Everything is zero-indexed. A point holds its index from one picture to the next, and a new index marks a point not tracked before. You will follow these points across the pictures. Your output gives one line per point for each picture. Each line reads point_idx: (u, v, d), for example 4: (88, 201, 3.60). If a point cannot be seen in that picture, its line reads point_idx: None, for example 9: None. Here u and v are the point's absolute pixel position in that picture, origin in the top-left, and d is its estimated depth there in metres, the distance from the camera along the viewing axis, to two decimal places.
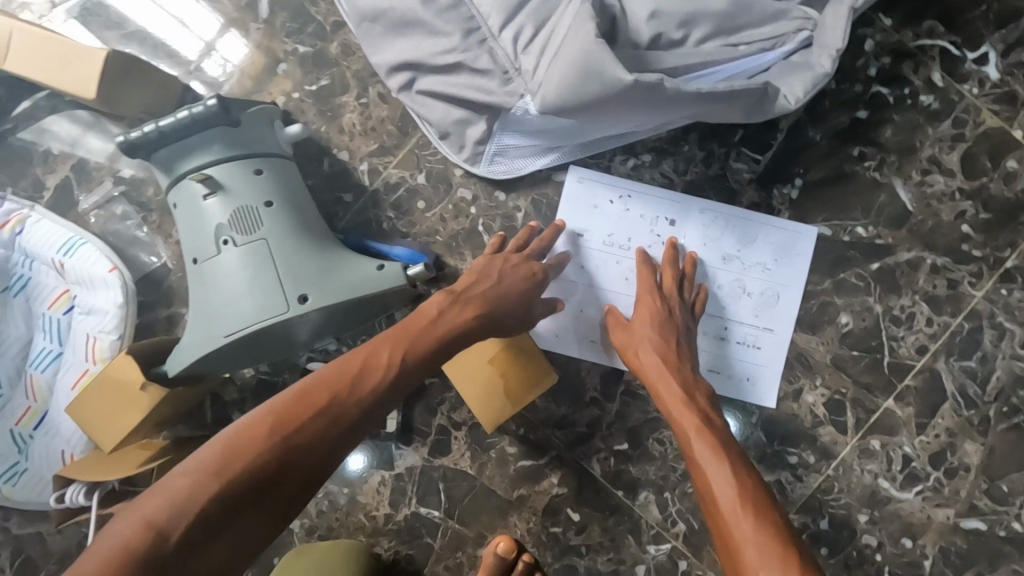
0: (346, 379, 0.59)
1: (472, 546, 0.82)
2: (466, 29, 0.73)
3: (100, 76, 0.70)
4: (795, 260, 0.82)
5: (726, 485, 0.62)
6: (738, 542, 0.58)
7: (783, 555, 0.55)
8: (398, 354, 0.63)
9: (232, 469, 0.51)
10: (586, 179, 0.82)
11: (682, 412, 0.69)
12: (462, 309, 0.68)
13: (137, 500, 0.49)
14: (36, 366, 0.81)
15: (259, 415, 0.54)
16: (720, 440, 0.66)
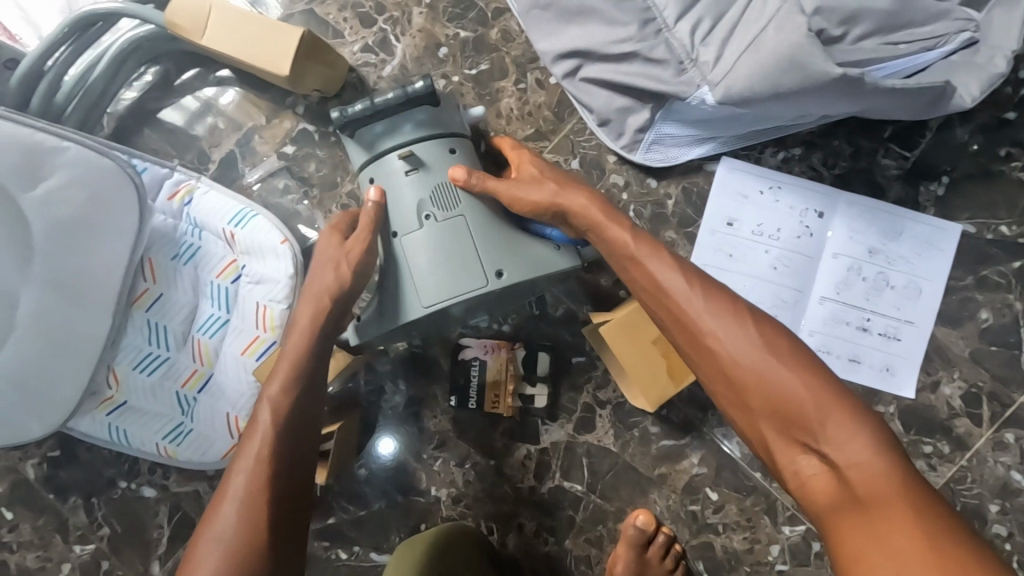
0: (284, 382, 0.69)
1: (612, 520, 0.85)
2: (643, 19, 0.76)
3: (294, 54, 0.76)
4: (939, 255, 0.84)
5: (742, 343, 0.60)
6: (770, 389, 0.58)
7: (820, 391, 0.57)
8: (279, 376, 0.70)
9: (256, 468, 0.65)
10: (736, 170, 0.84)
11: (651, 273, 0.66)
12: (306, 313, 0.72)
13: (210, 509, 0.64)
14: (202, 332, 0.84)
15: (257, 428, 0.67)
16: (711, 297, 0.63)
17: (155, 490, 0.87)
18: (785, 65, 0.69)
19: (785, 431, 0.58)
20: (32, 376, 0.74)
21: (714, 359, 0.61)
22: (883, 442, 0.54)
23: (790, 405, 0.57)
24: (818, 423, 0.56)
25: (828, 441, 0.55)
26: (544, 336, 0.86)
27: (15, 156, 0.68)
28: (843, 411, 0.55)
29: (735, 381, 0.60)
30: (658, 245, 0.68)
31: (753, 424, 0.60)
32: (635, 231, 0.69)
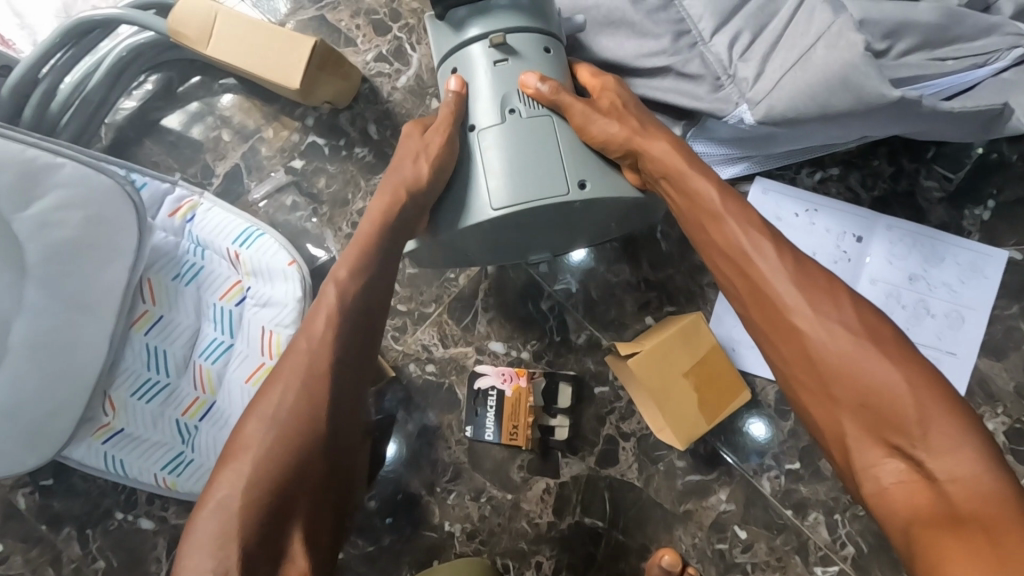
0: (330, 315, 0.63)
1: (634, 558, 0.80)
2: (677, 32, 0.72)
3: (305, 67, 0.73)
4: (983, 282, 0.79)
5: (831, 324, 0.54)
6: (862, 375, 0.52)
7: (920, 385, 0.50)
8: (333, 286, 0.64)
9: (284, 427, 0.58)
10: (770, 191, 0.80)
11: (731, 236, 0.61)
12: (365, 229, 0.67)
13: (218, 468, 0.57)
14: (204, 357, 0.80)
15: (285, 371, 0.61)
16: (799, 270, 0.58)
17: (154, 522, 0.83)
18: (833, 85, 0.66)
19: (868, 425, 0.51)
20: (28, 406, 0.69)
21: (795, 336, 0.55)
22: (988, 455, 0.47)
23: (881, 395, 0.51)
24: (912, 420, 0.49)
25: (922, 444, 0.49)
26: (565, 363, 0.82)
27: (10, 175, 0.63)
28: (945, 414, 0.49)
29: (817, 364, 0.54)
30: (747, 210, 0.62)
31: (830, 412, 0.53)
32: (722, 191, 0.64)
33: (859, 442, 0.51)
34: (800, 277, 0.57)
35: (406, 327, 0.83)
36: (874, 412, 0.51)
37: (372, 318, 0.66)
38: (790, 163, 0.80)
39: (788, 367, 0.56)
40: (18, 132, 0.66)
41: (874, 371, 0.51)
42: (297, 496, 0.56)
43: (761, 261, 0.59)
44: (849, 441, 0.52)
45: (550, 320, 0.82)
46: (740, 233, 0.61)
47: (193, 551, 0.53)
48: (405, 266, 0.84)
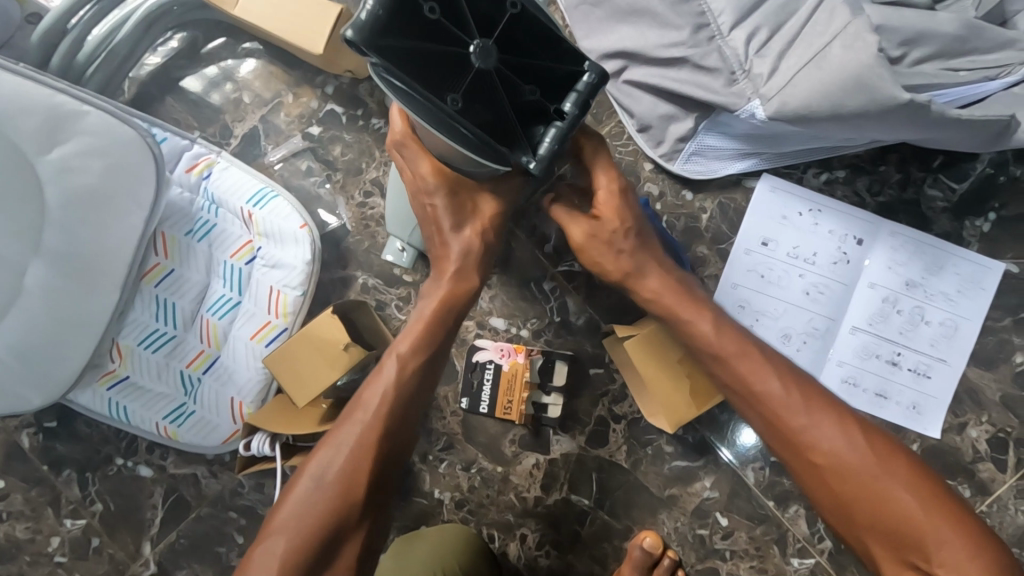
0: (384, 396, 0.65)
1: (617, 538, 0.82)
2: (698, 24, 0.74)
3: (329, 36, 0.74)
4: (978, 293, 0.80)
5: (854, 454, 0.62)
6: (878, 501, 0.61)
7: (930, 509, 0.59)
8: (396, 359, 0.67)
9: (331, 489, 0.63)
10: (777, 189, 0.82)
11: (744, 374, 0.66)
12: (428, 311, 0.68)
13: (273, 512, 0.63)
14: (212, 312, 0.82)
15: (333, 441, 0.64)
16: (817, 404, 0.65)
17: (152, 470, 0.85)
18: (847, 84, 0.68)
19: (894, 546, 0.60)
20: (37, 347, 0.72)
21: (820, 467, 0.63)
22: (990, 560, 0.57)
23: (898, 517, 0.60)
24: (924, 538, 0.59)
25: (932, 555, 0.58)
26: (563, 344, 0.84)
27: (37, 120, 0.65)
28: (950, 530, 0.58)
29: (839, 491, 0.63)
30: (748, 339, 0.68)
31: (854, 530, 0.63)
32: (720, 326, 0.68)
33: (881, 556, 0.62)
34: (805, 406, 0.64)
35: (411, 297, 0.85)
36: (895, 534, 0.60)
37: (432, 380, 0.69)
38: (799, 162, 0.81)
39: (811, 496, 0.65)
40: (46, 77, 0.68)
41: (894, 493, 0.61)
42: (344, 547, 0.63)
43: (773, 391, 0.65)
44: (873, 557, 0.62)
45: (551, 300, 0.84)
46: (762, 368, 0.66)
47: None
48: None
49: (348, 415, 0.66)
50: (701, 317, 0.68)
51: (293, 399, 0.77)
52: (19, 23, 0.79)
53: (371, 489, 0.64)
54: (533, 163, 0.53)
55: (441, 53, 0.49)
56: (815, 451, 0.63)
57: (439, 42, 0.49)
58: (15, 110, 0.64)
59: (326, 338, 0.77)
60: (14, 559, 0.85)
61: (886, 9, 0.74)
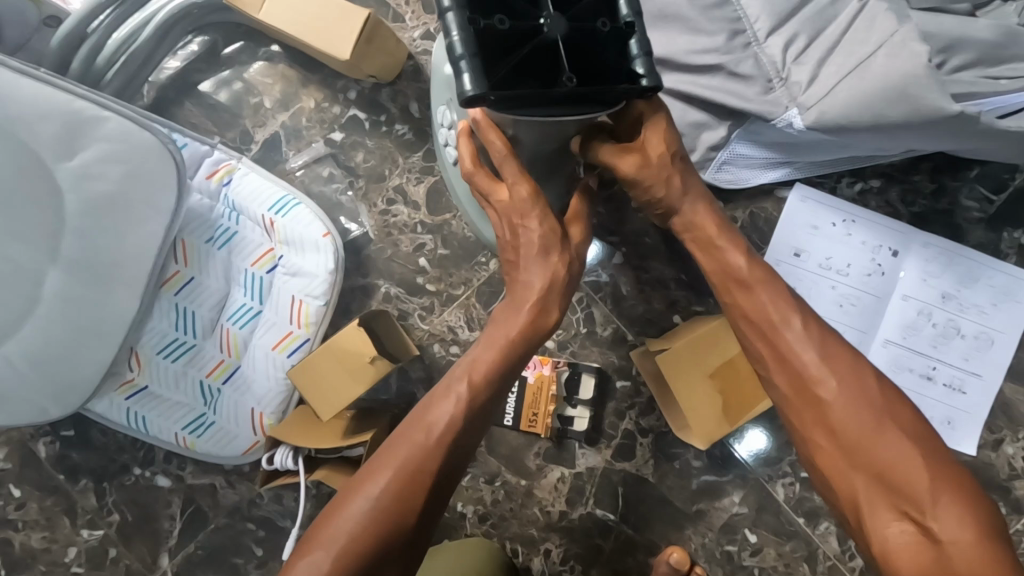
0: (453, 420, 0.57)
1: (642, 554, 0.80)
2: (732, 30, 0.72)
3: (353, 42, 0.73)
4: (1015, 306, 0.78)
5: (857, 399, 0.55)
6: (876, 447, 0.53)
7: (937, 468, 0.51)
8: (469, 378, 0.59)
9: (389, 511, 0.54)
10: (809, 199, 0.80)
11: (761, 302, 0.60)
12: (502, 334, 0.60)
13: (320, 522, 0.55)
14: (232, 321, 0.80)
15: (396, 458, 0.56)
16: (830, 346, 0.57)
17: (170, 480, 0.84)
18: (889, 94, 0.66)
19: (884, 496, 0.52)
20: (54, 356, 0.71)
21: (817, 405, 0.56)
22: (993, 534, 0.48)
23: (894, 466, 0.52)
24: (923, 492, 0.50)
25: (932, 514, 0.49)
26: (589, 355, 0.82)
27: (55, 127, 0.64)
28: (952, 491, 0.50)
29: (836, 433, 0.55)
30: (777, 281, 0.61)
31: (845, 478, 0.54)
32: (752, 259, 0.62)
33: (862, 508, 0.53)
34: (821, 343, 0.57)
35: (434, 307, 0.83)
36: (884, 484, 0.52)
37: (491, 413, 0.61)
38: (832, 171, 0.80)
39: (801, 436, 0.57)
40: (66, 82, 0.67)
41: (890, 441, 0.53)
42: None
43: (791, 325, 0.58)
44: (850, 511, 0.54)
45: (577, 311, 0.82)
46: (778, 298, 0.60)
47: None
48: (436, 246, 0.84)
49: (410, 434, 0.57)
50: (734, 249, 0.62)
51: (316, 411, 0.76)
52: (37, 26, 0.77)
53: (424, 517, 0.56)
54: (646, 81, 0.49)
55: (523, 57, 0.48)
56: (820, 384, 0.56)
57: (520, 44, 0.48)
58: (32, 117, 0.63)
59: (352, 350, 0.75)
60: (30, 569, 0.83)
61: (924, 16, 0.72)
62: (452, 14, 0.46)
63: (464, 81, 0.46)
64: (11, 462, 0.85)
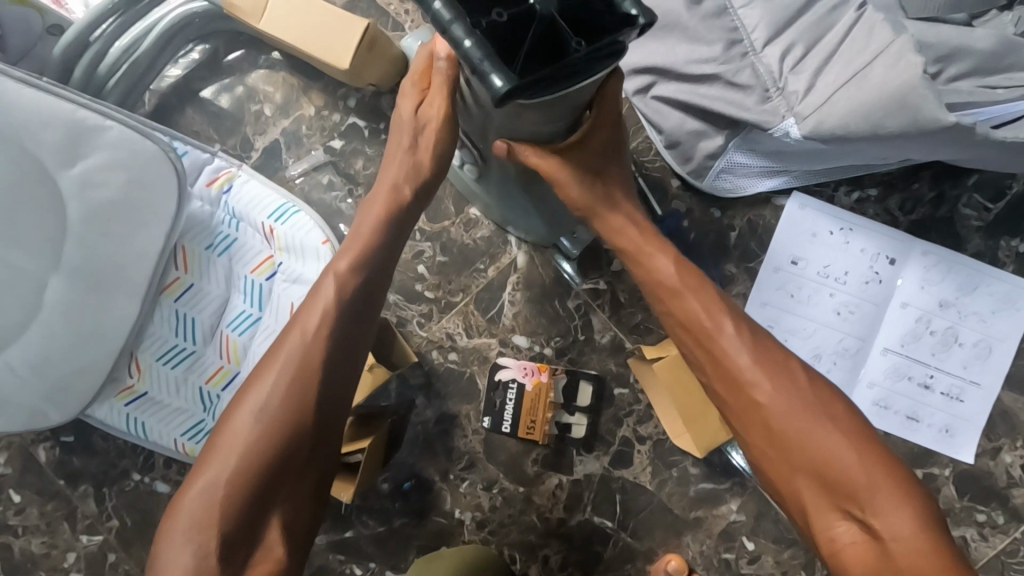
0: (325, 308, 0.62)
1: (640, 561, 0.80)
2: (730, 40, 0.72)
3: (353, 55, 0.74)
4: (1014, 314, 0.78)
5: (790, 401, 0.59)
6: (817, 447, 0.57)
7: (871, 462, 0.56)
8: (334, 276, 0.63)
9: (279, 415, 0.58)
10: (807, 207, 0.80)
11: (696, 314, 0.63)
12: (370, 224, 0.65)
13: (213, 441, 0.59)
14: (231, 327, 0.81)
15: (275, 365, 0.60)
16: (765, 353, 0.61)
17: (169, 486, 0.84)
18: (890, 103, 0.67)
19: (826, 494, 0.57)
20: (56, 362, 0.71)
21: (759, 414, 0.60)
22: (927, 519, 0.54)
23: (836, 466, 0.57)
24: (863, 490, 0.55)
25: (871, 510, 0.55)
26: (588, 362, 0.82)
27: (58, 134, 0.65)
28: (889, 483, 0.55)
29: (778, 438, 0.59)
30: (703, 284, 0.64)
31: (789, 480, 0.59)
32: (681, 265, 0.65)
33: (811, 511, 0.58)
34: (744, 344, 0.61)
35: (433, 314, 0.84)
36: (822, 485, 0.57)
37: (369, 311, 0.65)
38: (830, 179, 0.80)
39: (744, 440, 0.62)
40: (68, 90, 0.67)
41: (827, 439, 0.57)
42: (288, 485, 0.59)
43: (719, 329, 0.62)
44: (801, 512, 0.59)
45: (575, 318, 0.83)
46: (705, 303, 0.63)
47: (185, 525, 0.55)
48: (435, 253, 0.84)
49: (280, 346, 0.61)
50: (665, 253, 0.65)
51: None
52: (40, 34, 0.78)
53: (319, 419, 0.60)
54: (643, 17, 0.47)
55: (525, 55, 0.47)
56: (752, 390, 0.60)
57: (525, 36, 0.47)
58: (34, 126, 0.64)
59: None
60: None
61: (921, 26, 0.72)
62: (455, 24, 0.46)
63: (491, 80, 0.46)
64: (12, 467, 0.85)
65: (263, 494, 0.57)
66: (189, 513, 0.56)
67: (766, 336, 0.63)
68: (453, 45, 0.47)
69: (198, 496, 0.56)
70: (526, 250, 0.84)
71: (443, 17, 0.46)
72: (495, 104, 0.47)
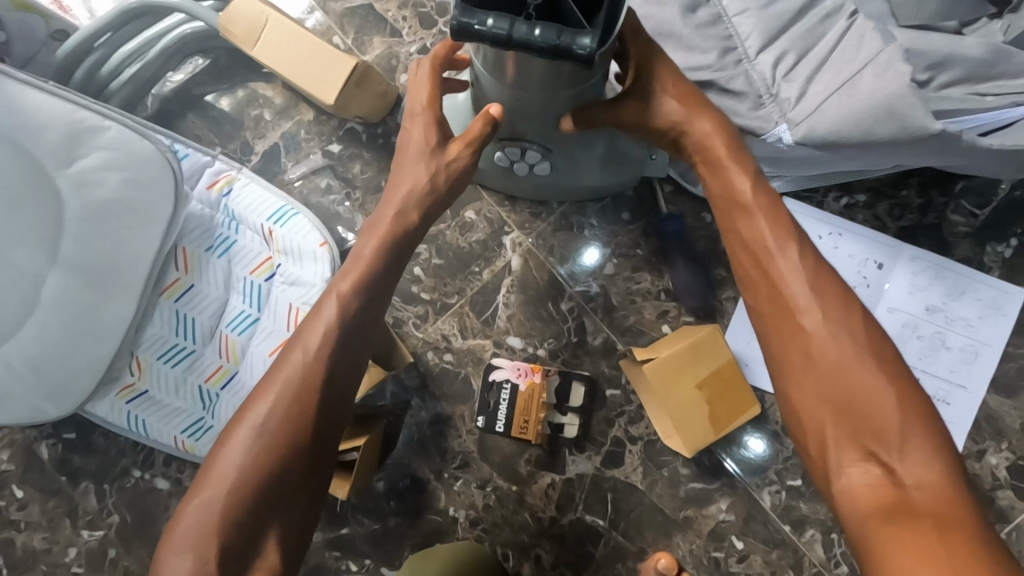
0: (328, 326, 0.62)
1: (631, 560, 0.82)
2: (724, 48, 0.74)
3: (340, 89, 0.76)
4: (1000, 319, 0.79)
5: (838, 334, 0.54)
6: (855, 379, 0.53)
7: (910, 410, 0.51)
8: (335, 299, 0.63)
9: (276, 437, 0.58)
10: (797, 212, 0.82)
11: (758, 229, 0.60)
12: (369, 248, 0.65)
13: (209, 464, 0.58)
14: (230, 328, 0.82)
15: (275, 386, 0.60)
16: (823, 279, 0.56)
17: (168, 483, 0.85)
18: (876, 110, 0.68)
19: (851, 431, 0.52)
20: (52, 358, 0.73)
21: (801, 337, 0.56)
22: (956, 475, 0.49)
23: (869, 403, 0.52)
24: (893, 431, 0.51)
25: (899, 454, 0.50)
26: (581, 364, 0.84)
27: (57, 136, 0.68)
28: (923, 433, 0.50)
29: (815, 365, 0.54)
30: (777, 207, 0.60)
31: (812, 412, 0.55)
32: (756, 185, 0.62)
33: (825, 451, 0.54)
34: (805, 266, 0.57)
35: (428, 315, 0.85)
36: (847, 427, 0.53)
37: (372, 324, 0.65)
38: (819, 186, 0.81)
39: (775, 370, 0.58)
40: (70, 92, 0.70)
41: (866, 378, 0.53)
42: (285, 499, 0.58)
43: (780, 256, 0.58)
44: (815, 452, 0.55)
45: (568, 320, 0.84)
46: (768, 222, 0.60)
47: (180, 542, 0.54)
48: (431, 256, 0.86)
49: (279, 367, 0.61)
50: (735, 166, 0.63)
51: None
52: (44, 39, 0.80)
53: (315, 442, 0.60)
54: None
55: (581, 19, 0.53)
56: (801, 316, 0.56)
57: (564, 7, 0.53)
58: (35, 127, 0.67)
59: None
60: (30, 570, 0.85)
61: (911, 34, 0.74)
62: (516, 29, 0.51)
63: (579, 43, 0.50)
64: (15, 463, 0.87)
65: (260, 509, 0.56)
66: (188, 527, 0.55)
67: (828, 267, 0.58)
68: (525, 46, 0.52)
69: (195, 512, 0.55)
70: (521, 253, 0.85)
71: (501, 31, 0.51)
72: (592, 61, 0.51)
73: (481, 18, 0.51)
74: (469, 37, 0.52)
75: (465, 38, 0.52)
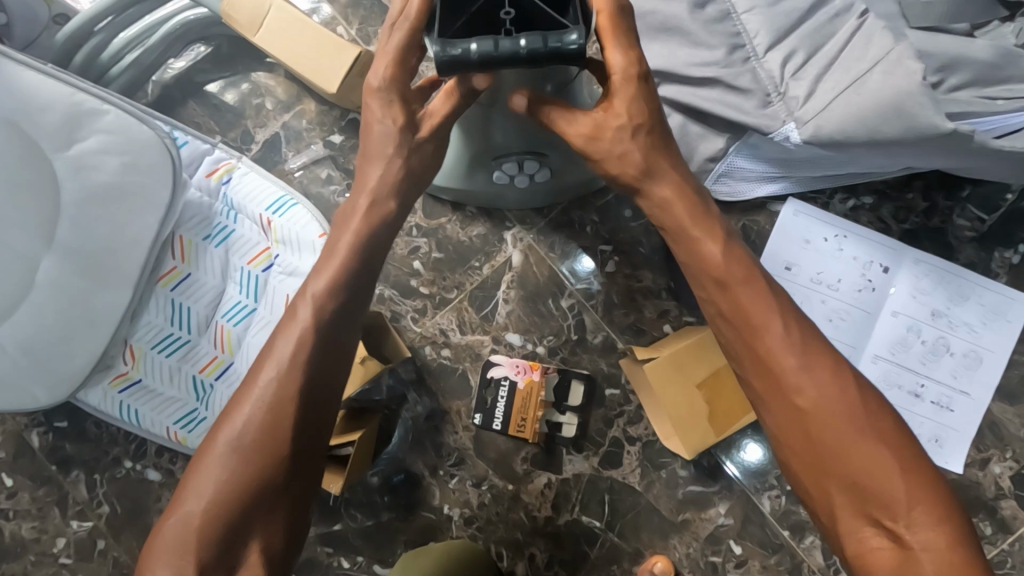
0: (299, 339, 0.59)
1: (627, 562, 0.80)
2: (732, 45, 0.73)
3: (340, 78, 0.75)
4: (1005, 326, 0.78)
5: (831, 399, 0.54)
6: (855, 448, 0.53)
7: (909, 469, 0.52)
8: (309, 300, 0.60)
9: (253, 449, 0.56)
10: (802, 213, 0.81)
11: (740, 299, 0.57)
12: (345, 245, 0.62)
13: (187, 477, 0.57)
14: (226, 318, 0.81)
15: (252, 395, 0.58)
16: (819, 351, 0.56)
17: (160, 474, 0.84)
18: (887, 112, 0.67)
19: (857, 498, 0.52)
20: (47, 342, 0.72)
21: (793, 407, 0.55)
22: (961, 534, 0.50)
23: (874, 474, 0.52)
24: (898, 500, 0.51)
25: (906, 522, 0.51)
26: (579, 362, 0.83)
27: (56, 118, 0.67)
28: (928, 496, 0.51)
29: (812, 434, 0.54)
30: (754, 276, 0.58)
31: (816, 479, 0.54)
32: (728, 249, 0.59)
33: (834, 512, 0.54)
34: (792, 338, 0.56)
35: (426, 309, 0.84)
36: (854, 494, 0.52)
37: (352, 339, 0.62)
38: (825, 187, 0.80)
39: (770, 434, 0.57)
40: (70, 75, 0.69)
41: (865, 444, 0.53)
42: (263, 521, 0.56)
43: (767, 318, 0.56)
44: (822, 512, 0.55)
45: (568, 317, 0.83)
46: (749, 293, 0.57)
47: (161, 555, 0.54)
48: (430, 249, 0.85)
49: (255, 373, 0.59)
50: (663, 180, 0.60)
51: None
52: (46, 23, 0.80)
53: (298, 449, 0.58)
54: None
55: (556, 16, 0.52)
56: (787, 383, 0.55)
57: (537, 15, 0.52)
58: (33, 108, 0.66)
59: None
60: (19, 559, 0.84)
61: (921, 35, 0.73)
62: (501, 44, 0.49)
63: (568, 40, 0.49)
64: (6, 451, 0.86)
65: (239, 532, 0.55)
66: (173, 537, 0.55)
67: (811, 325, 0.57)
68: (513, 59, 0.50)
69: (176, 529, 0.55)
70: (521, 248, 0.84)
71: (487, 49, 0.49)
72: (585, 54, 0.50)
73: (464, 45, 0.49)
74: (456, 65, 0.50)
75: (450, 69, 0.51)
